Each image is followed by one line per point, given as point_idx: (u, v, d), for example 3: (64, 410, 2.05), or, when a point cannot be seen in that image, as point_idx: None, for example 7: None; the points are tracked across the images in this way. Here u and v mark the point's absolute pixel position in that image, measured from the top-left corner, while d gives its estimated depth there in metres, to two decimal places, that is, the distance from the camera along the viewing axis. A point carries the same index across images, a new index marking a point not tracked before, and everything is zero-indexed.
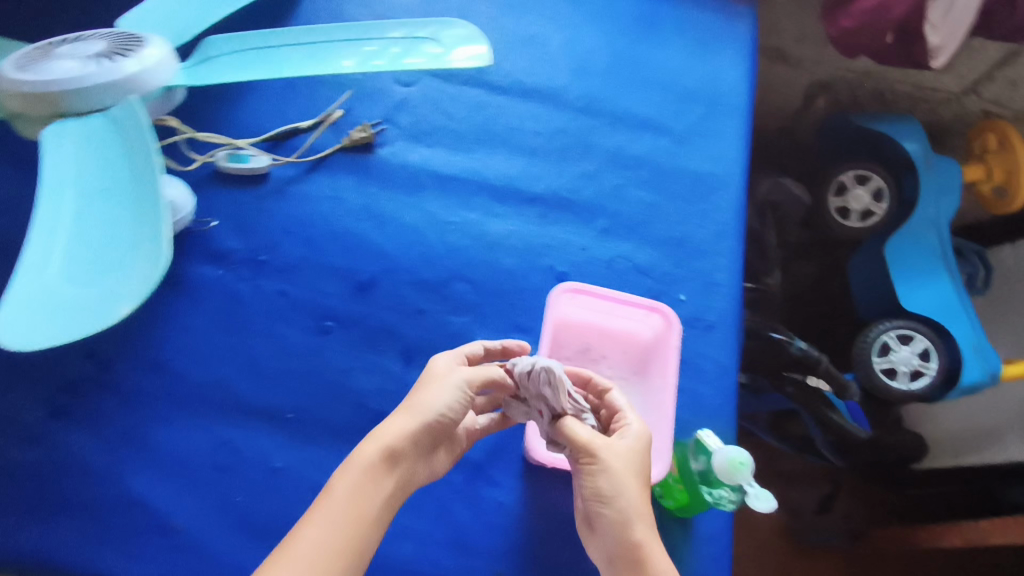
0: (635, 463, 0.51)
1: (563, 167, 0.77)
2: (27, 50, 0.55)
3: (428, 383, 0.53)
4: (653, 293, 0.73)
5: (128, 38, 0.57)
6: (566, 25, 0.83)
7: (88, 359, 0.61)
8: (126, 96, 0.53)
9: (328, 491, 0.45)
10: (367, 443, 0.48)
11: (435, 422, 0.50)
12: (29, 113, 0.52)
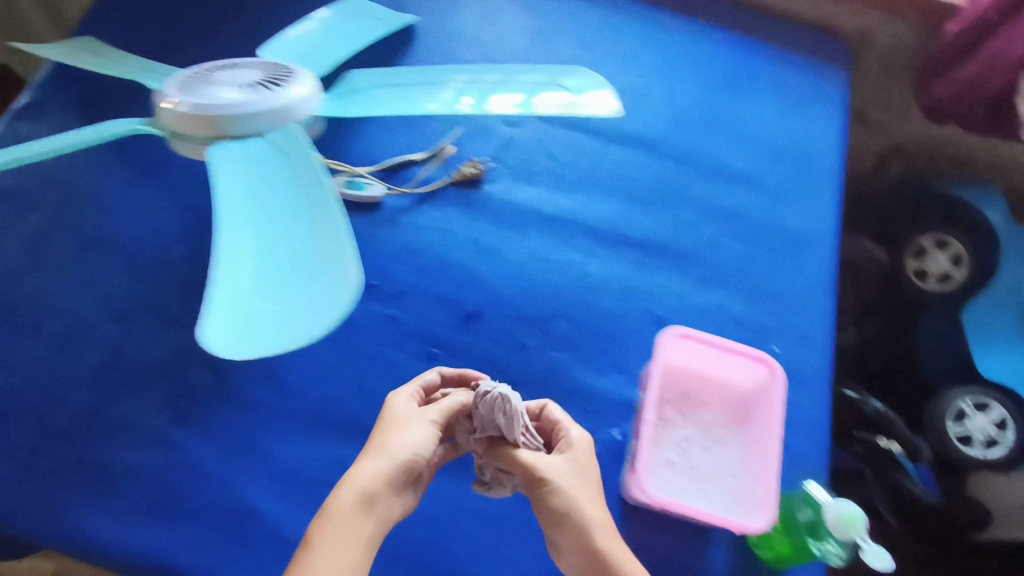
0: (577, 478, 0.56)
1: (661, 215, 0.79)
2: (187, 76, 0.58)
3: (393, 422, 0.56)
4: (748, 342, 0.74)
5: (280, 69, 0.60)
6: (667, 76, 0.86)
7: (210, 369, 0.63)
8: (283, 123, 0.55)
9: (312, 544, 0.49)
10: (342, 489, 0.51)
11: (409, 461, 0.53)
12: (192, 134, 0.55)
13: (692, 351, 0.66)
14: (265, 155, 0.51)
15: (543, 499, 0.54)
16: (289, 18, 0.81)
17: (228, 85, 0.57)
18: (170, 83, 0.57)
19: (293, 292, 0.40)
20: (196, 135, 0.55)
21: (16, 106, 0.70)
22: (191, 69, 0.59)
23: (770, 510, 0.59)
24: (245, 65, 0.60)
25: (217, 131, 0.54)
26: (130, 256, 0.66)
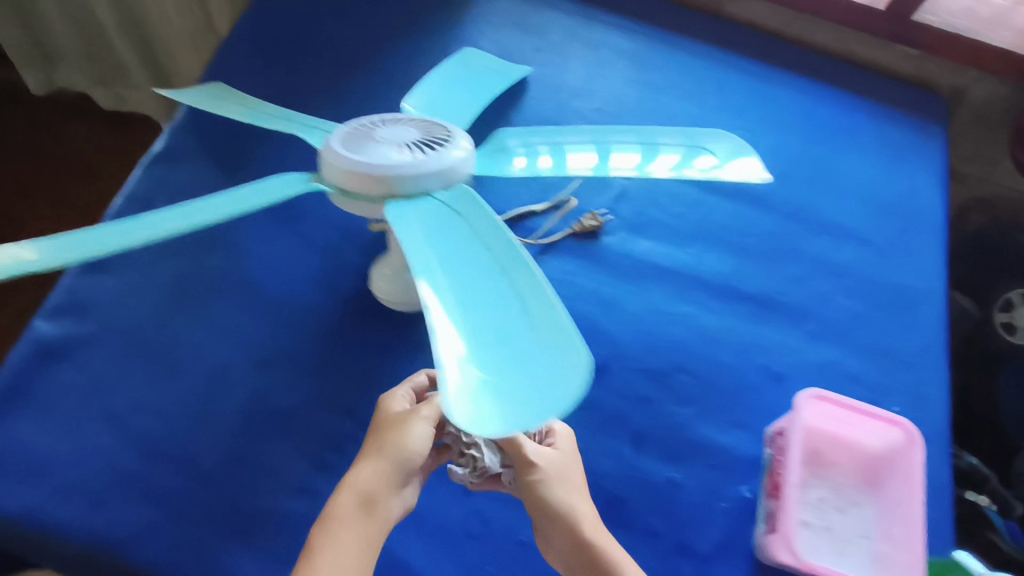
0: (569, 471, 0.57)
1: (774, 269, 0.78)
2: (347, 132, 0.59)
3: (392, 421, 0.55)
4: (866, 401, 0.72)
5: (433, 125, 0.60)
6: (771, 130, 0.86)
7: (346, 417, 0.62)
8: (450, 183, 0.56)
9: (318, 545, 0.49)
10: (342, 493, 0.51)
11: (407, 461, 0.53)
12: (362, 194, 0.55)
13: (829, 413, 0.66)
14: (445, 225, 0.52)
15: (539, 490, 0.55)
16: (404, 68, 0.82)
17: (392, 143, 0.57)
18: (332, 139, 0.58)
19: (524, 364, 0.40)
20: (365, 193, 0.55)
21: (155, 149, 0.71)
22: (349, 124, 0.60)
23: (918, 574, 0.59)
24: (401, 121, 0.61)
25: (390, 193, 0.54)
26: (267, 304, 0.67)
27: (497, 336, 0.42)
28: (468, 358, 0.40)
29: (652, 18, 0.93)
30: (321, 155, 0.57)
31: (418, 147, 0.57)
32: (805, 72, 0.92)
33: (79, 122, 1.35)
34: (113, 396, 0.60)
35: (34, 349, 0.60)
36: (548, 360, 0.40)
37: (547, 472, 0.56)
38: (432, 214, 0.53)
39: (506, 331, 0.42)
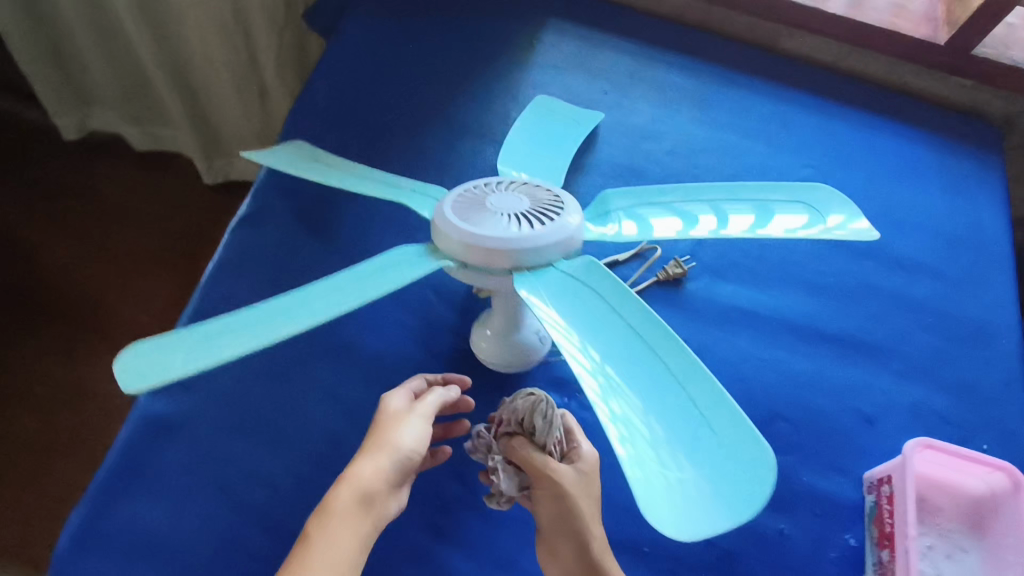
0: (586, 489, 0.55)
1: (855, 308, 0.78)
2: (456, 202, 0.58)
3: (389, 418, 0.54)
4: (957, 440, 0.71)
5: (539, 190, 0.60)
6: (840, 163, 0.86)
7: (458, 482, 0.61)
8: (572, 253, 0.56)
9: (310, 541, 0.47)
10: (342, 487, 0.50)
11: (405, 459, 0.52)
12: (485, 267, 0.55)
13: (932, 459, 0.66)
14: (582, 301, 0.51)
15: (545, 507, 0.54)
16: (476, 118, 0.80)
17: (507, 212, 0.57)
18: (445, 211, 0.57)
19: (715, 466, 0.39)
20: (491, 268, 0.55)
21: (239, 214, 0.71)
22: (454, 193, 0.59)
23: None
24: (504, 187, 0.60)
25: (517, 266, 0.54)
26: (366, 367, 0.66)
27: (671, 424, 0.41)
28: (654, 453, 0.39)
29: (711, 55, 0.93)
30: (435, 229, 0.57)
31: (532, 215, 0.57)
32: (866, 103, 0.92)
33: (126, 170, 1.45)
34: (223, 470, 0.58)
35: (142, 424, 0.59)
36: (730, 450, 0.40)
37: (560, 491, 0.54)
38: (557, 284, 0.53)
39: (678, 417, 0.42)
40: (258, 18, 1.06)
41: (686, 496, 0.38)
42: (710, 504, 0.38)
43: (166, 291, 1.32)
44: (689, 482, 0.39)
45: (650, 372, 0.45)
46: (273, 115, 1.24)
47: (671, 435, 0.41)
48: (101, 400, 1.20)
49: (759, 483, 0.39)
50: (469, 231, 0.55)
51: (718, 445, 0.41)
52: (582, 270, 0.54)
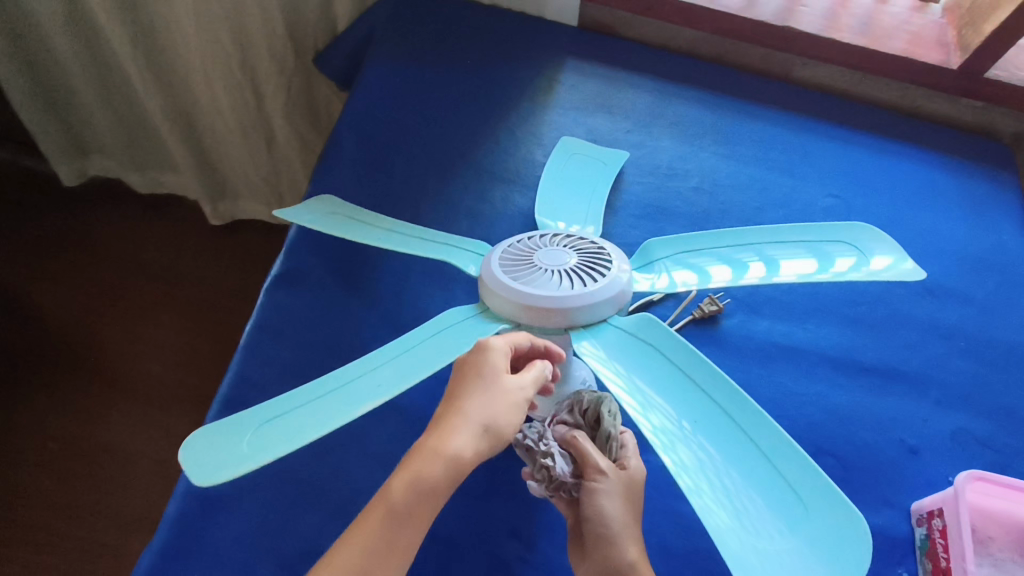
0: (631, 493, 0.57)
1: (889, 338, 0.78)
2: (504, 262, 0.61)
3: (493, 387, 0.48)
4: (1000, 467, 0.71)
5: (581, 245, 0.64)
6: (862, 190, 0.87)
7: (513, 538, 0.60)
8: (620, 308, 0.60)
9: (389, 517, 0.42)
10: (436, 463, 0.44)
11: (500, 442, 0.47)
12: (540, 325, 0.58)
13: (980, 490, 0.66)
14: (647, 361, 0.56)
15: (594, 496, 0.55)
16: (505, 163, 0.85)
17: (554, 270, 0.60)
18: (494, 273, 0.60)
19: (807, 527, 0.45)
20: (546, 326, 0.58)
21: (273, 273, 0.73)
22: (499, 253, 0.62)
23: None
24: (544, 242, 0.64)
25: (572, 324, 0.58)
26: (414, 424, 0.65)
27: (757, 495, 0.46)
28: (752, 524, 0.45)
29: (727, 90, 0.95)
30: (486, 290, 0.60)
31: (579, 271, 0.61)
32: (882, 129, 0.93)
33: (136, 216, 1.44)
34: (277, 541, 0.58)
35: (194, 499, 0.59)
36: (814, 511, 0.45)
37: (610, 484, 0.56)
38: (621, 348, 0.57)
39: (763, 484, 0.47)
40: (265, 63, 1.06)
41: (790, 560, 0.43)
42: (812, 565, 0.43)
43: (177, 340, 1.31)
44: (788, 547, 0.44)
45: (727, 439, 0.50)
46: (280, 159, 1.23)
47: (759, 507, 0.46)
48: (112, 453, 1.18)
49: (848, 535, 0.44)
50: (524, 293, 0.58)
51: (803, 509, 0.46)
52: (639, 328, 0.58)
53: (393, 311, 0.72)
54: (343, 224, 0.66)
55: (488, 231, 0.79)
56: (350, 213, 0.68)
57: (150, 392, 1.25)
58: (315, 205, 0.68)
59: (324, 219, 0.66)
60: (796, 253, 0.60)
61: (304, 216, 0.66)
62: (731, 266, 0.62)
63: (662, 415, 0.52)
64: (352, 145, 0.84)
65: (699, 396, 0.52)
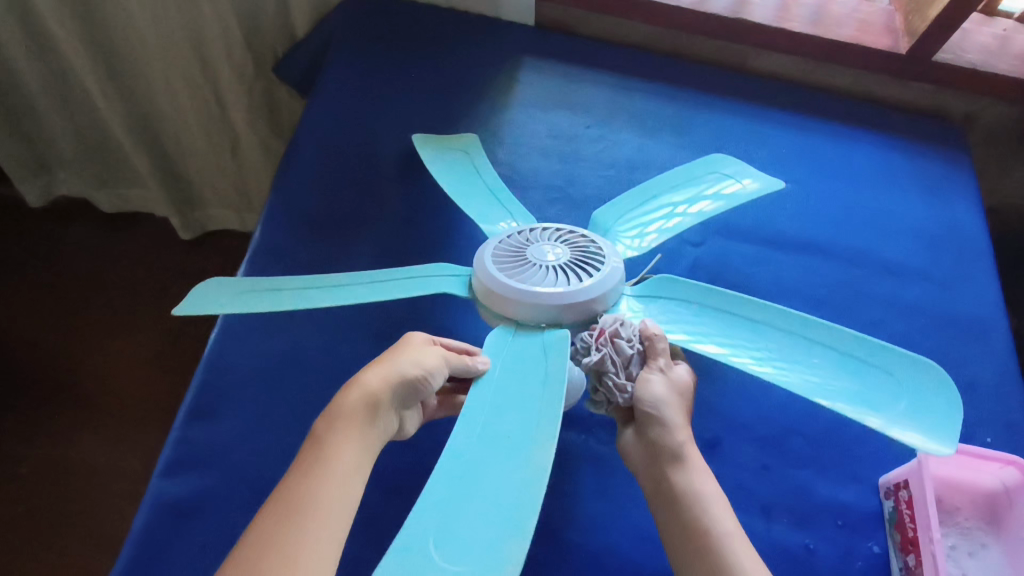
0: (682, 392, 0.59)
1: (854, 317, 0.79)
2: (506, 273, 0.60)
3: (410, 348, 0.57)
4: (962, 438, 0.72)
5: (547, 232, 0.65)
6: (818, 175, 0.89)
7: None
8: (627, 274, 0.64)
9: (319, 444, 0.50)
10: (350, 393, 0.52)
11: (415, 379, 0.54)
12: (587, 318, 0.60)
13: (945, 460, 0.68)
14: (685, 312, 0.61)
15: (648, 389, 0.57)
16: None
17: (559, 265, 0.61)
18: (512, 285, 0.59)
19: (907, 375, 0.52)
20: (585, 319, 0.60)
21: (236, 280, 0.74)
22: (493, 265, 0.61)
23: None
24: (519, 241, 0.64)
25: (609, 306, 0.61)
26: None
27: (862, 388, 0.52)
28: (877, 397, 0.52)
29: (683, 81, 0.96)
30: (515, 305, 0.59)
31: (579, 258, 0.62)
32: (837, 116, 0.95)
33: (104, 234, 1.42)
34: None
35: (163, 510, 0.59)
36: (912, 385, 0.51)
37: (664, 377, 0.58)
38: (671, 305, 0.61)
39: (864, 379, 0.53)
40: (225, 71, 1.06)
41: (921, 403, 0.51)
42: (937, 396, 0.51)
43: (148, 355, 1.30)
44: (911, 394, 0.51)
45: (805, 351, 0.55)
46: (246, 168, 1.22)
47: (869, 397, 0.52)
48: (83, 471, 1.17)
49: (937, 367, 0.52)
50: (564, 294, 0.59)
51: (903, 388, 0.52)
52: (656, 288, 0.63)
53: (368, 316, 0.74)
54: (268, 298, 0.58)
55: (451, 231, 0.80)
56: (264, 281, 0.60)
57: (120, 411, 1.23)
58: (222, 291, 0.58)
59: (247, 300, 0.57)
60: (716, 180, 0.70)
61: (231, 306, 0.57)
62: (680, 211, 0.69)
63: (746, 348, 0.57)
64: (316, 151, 0.84)
65: (763, 325, 0.58)
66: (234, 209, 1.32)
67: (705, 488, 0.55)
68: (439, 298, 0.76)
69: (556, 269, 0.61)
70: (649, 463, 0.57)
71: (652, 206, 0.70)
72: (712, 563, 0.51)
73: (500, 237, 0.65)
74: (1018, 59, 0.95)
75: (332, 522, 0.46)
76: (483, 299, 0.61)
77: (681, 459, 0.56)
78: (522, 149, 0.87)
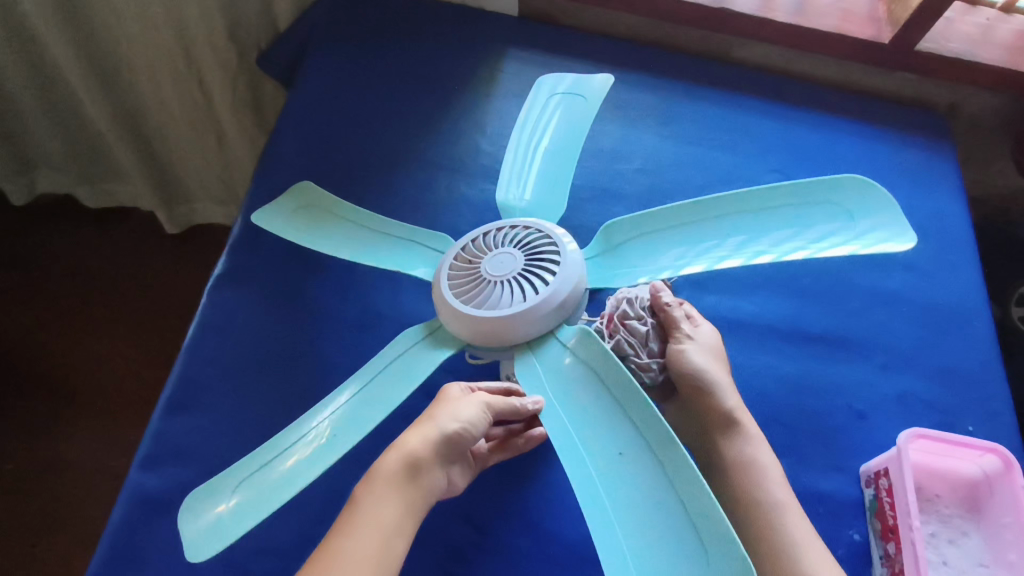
0: (715, 352, 0.68)
1: (835, 307, 0.79)
2: (483, 306, 0.62)
3: (449, 402, 0.58)
4: (942, 427, 0.73)
5: (477, 245, 0.66)
6: (804, 162, 0.88)
7: (467, 524, 0.64)
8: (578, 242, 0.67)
9: (356, 504, 0.52)
10: (390, 454, 0.54)
11: (455, 433, 0.56)
12: (577, 306, 0.64)
13: (923, 448, 0.69)
14: (646, 246, 0.65)
15: (683, 357, 0.66)
16: (448, 153, 0.85)
17: (517, 273, 0.63)
18: (486, 314, 0.61)
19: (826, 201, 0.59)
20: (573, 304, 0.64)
21: (216, 272, 0.76)
22: (464, 307, 0.62)
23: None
24: (468, 271, 0.65)
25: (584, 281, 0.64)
26: None
27: (826, 228, 0.58)
28: (819, 236, 0.58)
29: (668, 71, 0.96)
30: (498, 333, 0.61)
31: (532, 257, 0.64)
32: (823, 104, 0.95)
33: (86, 228, 1.41)
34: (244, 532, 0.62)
35: (139, 503, 0.63)
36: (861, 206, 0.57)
37: (694, 340, 0.67)
38: (640, 243, 0.66)
39: (803, 216, 0.59)
40: (209, 65, 1.05)
41: (847, 217, 0.58)
42: (855, 202, 0.58)
43: (133, 350, 1.29)
44: (835, 212, 0.58)
45: (743, 226, 0.61)
46: (232, 161, 1.22)
47: (840, 233, 0.57)
48: (70, 468, 1.17)
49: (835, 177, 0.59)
50: (537, 306, 0.61)
51: (853, 213, 0.58)
52: (613, 237, 0.67)
53: (351, 310, 0.74)
54: (263, 490, 0.54)
55: (434, 223, 0.80)
56: (234, 479, 0.55)
57: (107, 407, 1.23)
58: (219, 515, 0.53)
59: (250, 508, 0.53)
60: (553, 103, 0.72)
61: (246, 523, 0.52)
62: (547, 151, 0.71)
63: (700, 248, 0.62)
64: (300, 145, 0.85)
65: (719, 221, 0.62)
66: (220, 202, 1.31)
67: (753, 443, 0.65)
68: (420, 289, 0.76)
69: (515, 278, 0.63)
70: (703, 433, 0.68)
71: (524, 159, 0.71)
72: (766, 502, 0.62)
73: (450, 258, 0.66)
74: (1001, 48, 0.95)
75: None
76: (479, 342, 0.62)
77: (732, 421, 0.66)
78: (504, 140, 0.86)
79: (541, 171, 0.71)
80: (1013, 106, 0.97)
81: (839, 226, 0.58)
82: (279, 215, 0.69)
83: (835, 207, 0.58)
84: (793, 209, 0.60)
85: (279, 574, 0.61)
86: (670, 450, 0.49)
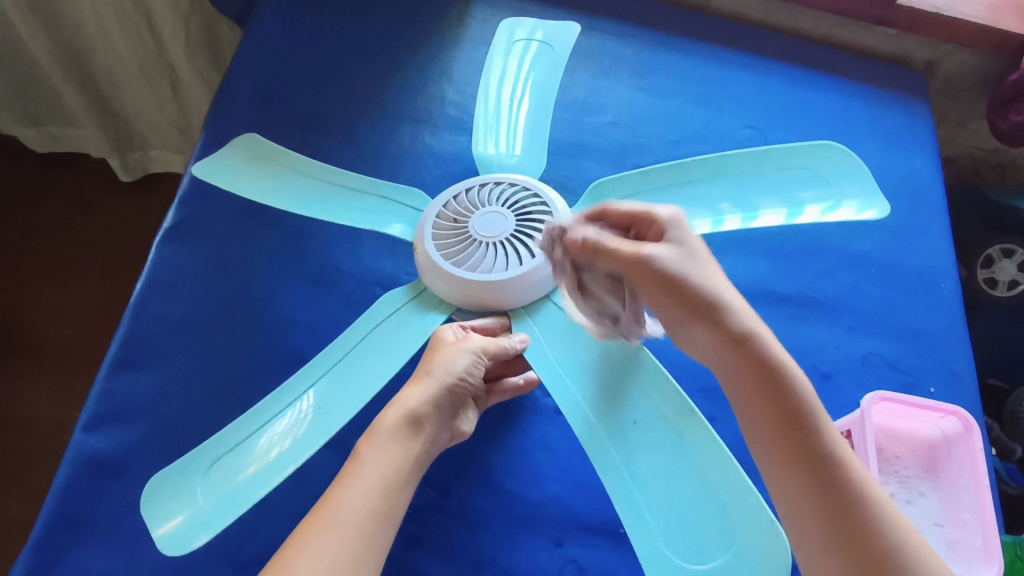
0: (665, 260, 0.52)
1: (805, 268, 0.78)
2: (473, 266, 0.61)
3: (442, 349, 0.57)
4: (905, 388, 0.73)
5: (455, 205, 0.64)
6: (779, 116, 0.86)
7: (429, 486, 0.63)
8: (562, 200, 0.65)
9: (358, 457, 0.50)
10: (390, 409, 0.53)
11: (455, 385, 0.55)
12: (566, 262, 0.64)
13: (885, 410, 0.69)
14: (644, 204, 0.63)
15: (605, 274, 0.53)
16: (411, 101, 0.82)
17: (509, 235, 0.62)
18: (482, 279, 0.60)
19: (820, 165, 0.59)
20: None
21: (165, 224, 0.73)
22: (453, 268, 0.61)
23: (992, 560, 0.60)
24: (449, 232, 0.63)
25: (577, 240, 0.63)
26: None
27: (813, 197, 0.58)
28: (814, 198, 0.58)
29: (644, 19, 0.92)
30: (496, 298, 0.61)
31: (522, 217, 0.63)
32: (802, 57, 0.92)
33: (37, 172, 1.34)
34: None
35: (86, 465, 0.61)
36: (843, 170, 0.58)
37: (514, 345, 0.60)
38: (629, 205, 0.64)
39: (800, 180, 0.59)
40: (161, 6, 0.99)
41: (840, 179, 0.58)
42: (848, 165, 0.58)
43: (85, 302, 1.25)
44: (830, 174, 0.59)
45: (742, 190, 0.60)
46: (188, 105, 1.17)
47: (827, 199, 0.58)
48: (20, 423, 1.14)
49: (829, 143, 0.59)
50: (534, 268, 0.61)
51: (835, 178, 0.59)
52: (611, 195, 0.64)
53: (311, 263, 0.72)
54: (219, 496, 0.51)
55: (396, 176, 0.77)
56: (209, 458, 0.53)
57: (59, 361, 1.20)
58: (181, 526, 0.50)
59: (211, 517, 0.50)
60: (524, 50, 0.69)
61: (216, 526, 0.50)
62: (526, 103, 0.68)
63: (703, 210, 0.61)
64: (258, 93, 0.81)
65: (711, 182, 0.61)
66: (176, 150, 1.26)
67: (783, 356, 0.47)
68: (382, 243, 0.73)
69: (507, 242, 0.62)
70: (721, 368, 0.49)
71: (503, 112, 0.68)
72: (820, 451, 0.44)
73: (432, 215, 0.64)
74: (984, 4, 0.92)
75: (380, 538, 0.47)
76: (473, 304, 0.62)
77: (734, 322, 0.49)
78: (472, 89, 0.83)
79: (515, 121, 0.68)
80: (991, 66, 0.96)
81: (833, 189, 0.58)
82: (224, 163, 0.63)
83: (829, 170, 0.59)
84: (790, 173, 0.59)
85: (231, 536, 0.60)
86: (689, 421, 0.54)
